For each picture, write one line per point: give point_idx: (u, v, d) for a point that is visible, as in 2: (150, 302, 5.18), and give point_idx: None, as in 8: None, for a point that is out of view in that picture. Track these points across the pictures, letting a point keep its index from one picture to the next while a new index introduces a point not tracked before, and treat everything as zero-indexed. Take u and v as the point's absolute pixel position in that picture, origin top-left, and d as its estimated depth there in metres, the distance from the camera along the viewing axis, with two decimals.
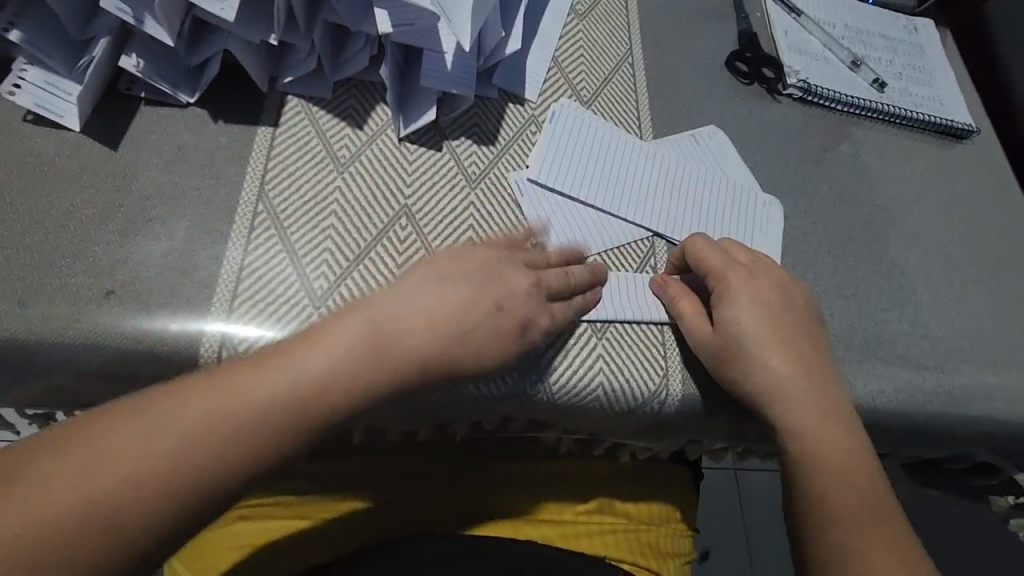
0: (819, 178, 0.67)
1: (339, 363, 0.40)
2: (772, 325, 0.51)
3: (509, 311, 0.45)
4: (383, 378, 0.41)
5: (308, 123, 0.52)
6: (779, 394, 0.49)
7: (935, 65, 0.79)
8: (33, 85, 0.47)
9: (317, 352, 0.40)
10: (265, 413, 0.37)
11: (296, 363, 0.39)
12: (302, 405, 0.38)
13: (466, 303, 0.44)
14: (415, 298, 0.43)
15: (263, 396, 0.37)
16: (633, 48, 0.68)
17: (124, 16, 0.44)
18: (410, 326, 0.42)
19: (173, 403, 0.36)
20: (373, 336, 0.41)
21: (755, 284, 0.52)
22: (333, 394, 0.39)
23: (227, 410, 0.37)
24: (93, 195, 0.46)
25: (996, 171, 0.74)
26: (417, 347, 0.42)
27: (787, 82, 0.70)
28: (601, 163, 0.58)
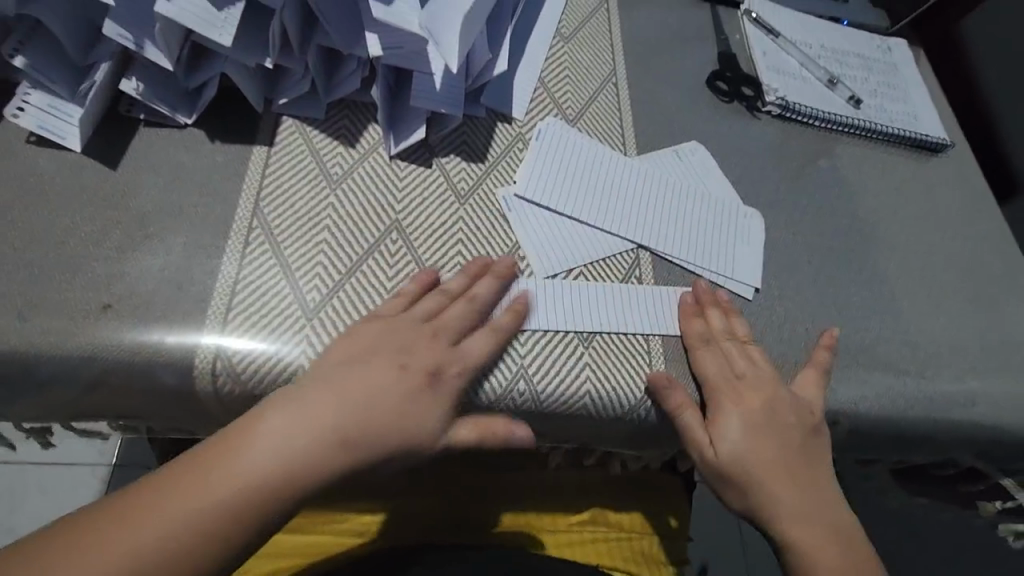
0: (799, 192, 0.69)
1: (269, 459, 0.40)
2: (755, 386, 0.54)
3: (414, 367, 0.46)
4: (321, 466, 0.41)
5: (302, 142, 0.54)
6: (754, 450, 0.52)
7: (909, 81, 0.81)
8: (36, 107, 0.48)
9: (241, 453, 0.40)
10: (195, 521, 0.38)
11: (221, 470, 0.40)
12: (234, 507, 0.39)
13: (389, 380, 0.45)
14: (333, 378, 0.44)
15: (195, 504, 0.39)
16: (616, 68, 0.70)
17: (125, 42, 0.46)
18: (333, 410, 0.43)
19: (99, 529, 0.37)
20: (300, 425, 0.42)
21: (741, 398, 0.53)
22: (264, 490, 0.40)
23: (158, 523, 0.38)
24: (93, 213, 0.48)
25: (970, 183, 0.76)
26: (343, 432, 0.42)
27: (766, 99, 0.73)
28: (587, 180, 0.60)
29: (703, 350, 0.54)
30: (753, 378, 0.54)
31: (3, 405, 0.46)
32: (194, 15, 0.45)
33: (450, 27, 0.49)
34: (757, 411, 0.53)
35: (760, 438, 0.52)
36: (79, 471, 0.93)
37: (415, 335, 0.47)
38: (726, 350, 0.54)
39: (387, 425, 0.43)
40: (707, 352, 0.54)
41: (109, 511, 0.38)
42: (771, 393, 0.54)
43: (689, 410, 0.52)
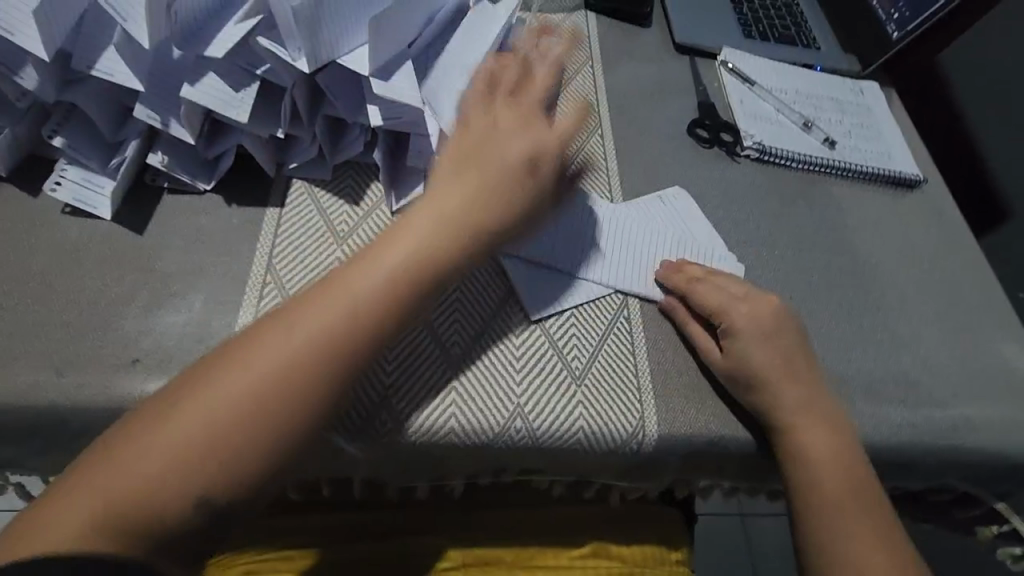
0: (780, 229, 0.73)
1: (385, 265, 0.46)
2: (746, 318, 0.59)
3: (511, 160, 0.52)
4: (440, 260, 0.48)
5: (310, 204, 0.59)
6: (727, 310, 0.59)
7: (882, 121, 0.86)
8: (72, 182, 0.54)
9: (357, 279, 0.46)
10: (313, 347, 0.43)
11: (345, 285, 0.45)
12: (349, 326, 0.44)
13: (488, 175, 0.51)
14: (452, 181, 0.51)
15: (307, 330, 0.43)
16: (602, 120, 0.75)
17: (153, 122, 0.51)
18: (446, 208, 0.50)
19: (233, 356, 0.43)
20: (419, 234, 0.48)
21: (746, 312, 0.59)
22: (386, 292, 0.46)
23: (292, 344, 0.43)
24: (123, 275, 0.52)
25: (945, 215, 0.80)
26: (458, 227, 0.49)
27: (744, 144, 0.78)
28: (570, 230, 0.64)
29: (698, 286, 0.61)
30: (752, 296, 0.61)
31: (37, 455, 0.50)
32: (216, 98, 0.50)
33: (448, 107, 0.57)
34: (761, 323, 0.59)
35: (767, 348, 0.58)
36: None
37: (505, 135, 0.53)
38: (719, 279, 0.62)
39: (495, 220, 0.51)
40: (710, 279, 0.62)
41: (241, 341, 0.43)
42: (767, 323, 0.59)
43: (696, 327, 0.60)
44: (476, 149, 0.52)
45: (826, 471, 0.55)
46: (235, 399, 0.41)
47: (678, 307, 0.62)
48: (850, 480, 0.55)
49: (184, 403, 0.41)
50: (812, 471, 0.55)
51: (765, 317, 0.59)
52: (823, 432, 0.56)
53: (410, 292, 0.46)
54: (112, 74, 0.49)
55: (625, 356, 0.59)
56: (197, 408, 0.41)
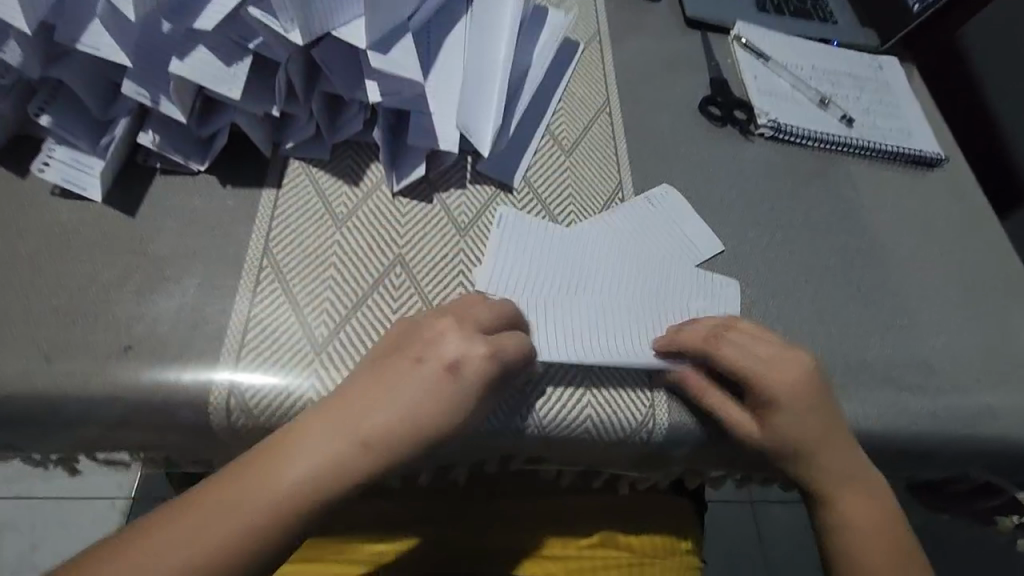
0: (795, 211, 0.70)
1: (302, 467, 0.42)
2: (782, 395, 0.51)
3: (430, 364, 0.44)
4: (357, 461, 0.42)
5: (308, 184, 0.57)
6: (761, 387, 0.51)
7: (902, 98, 0.83)
8: (60, 162, 0.52)
9: (276, 476, 0.41)
10: (236, 541, 0.40)
11: (265, 479, 0.41)
12: (271, 522, 0.41)
13: (413, 388, 0.44)
14: (373, 385, 0.44)
15: (231, 519, 0.40)
16: (611, 98, 0.72)
17: (142, 99, 0.49)
18: (366, 409, 0.43)
19: (170, 526, 0.40)
20: (334, 439, 0.43)
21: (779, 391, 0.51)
22: (301, 497, 0.41)
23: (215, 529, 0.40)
24: (114, 259, 0.50)
25: (967, 196, 0.77)
26: (375, 437, 0.43)
27: (758, 122, 0.75)
28: (553, 265, 0.59)
29: (721, 355, 0.52)
30: (784, 364, 0.52)
31: (30, 445, 0.49)
32: (207, 73, 0.48)
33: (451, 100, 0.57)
34: (799, 399, 0.51)
35: (806, 428, 0.51)
36: (99, 505, 0.95)
37: (433, 333, 0.46)
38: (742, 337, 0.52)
39: (422, 425, 0.43)
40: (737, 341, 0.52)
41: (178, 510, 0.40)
42: (803, 396, 0.51)
43: (727, 409, 0.52)
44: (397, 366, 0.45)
45: (864, 534, 0.53)
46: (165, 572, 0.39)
47: (695, 379, 0.53)
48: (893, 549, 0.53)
49: (200, 518, 0.40)
50: (857, 541, 0.53)
51: (798, 393, 0.51)
52: (868, 508, 0.53)
53: (324, 497, 0.42)
54: (99, 49, 0.48)
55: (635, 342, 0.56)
56: (132, 572, 0.38)
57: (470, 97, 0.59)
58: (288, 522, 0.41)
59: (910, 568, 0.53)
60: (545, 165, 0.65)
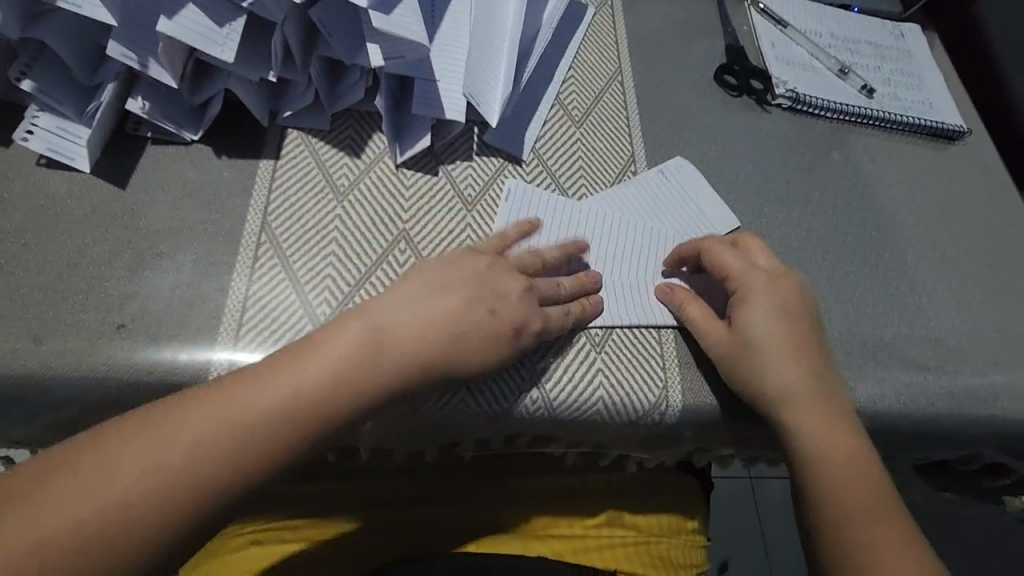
0: (811, 185, 0.68)
1: (324, 368, 0.40)
2: (767, 296, 0.53)
3: (503, 315, 0.46)
4: (384, 368, 0.42)
5: (307, 155, 0.54)
6: (744, 278, 0.53)
7: (924, 68, 0.79)
8: (45, 130, 0.48)
9: (300, 374, 0.40)
10: (248, 448, 0.38)
11: (287, 377, 0.40)
12: (284, 423, 0.39)
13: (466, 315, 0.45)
14: (410, 301, 0.45)
15: (247, 411, 0.38)
16: (622, 66, 0.69)
17: (130, 62, 0.46)
18: (394, 317, 0.44)
19: (195, 422, 0.38)
20: (364, 343, 0.42)
21: (757, 295, 0.53)
22: (321, 401, 0.40)
23: (225, 424, 0.38)
24: (104, 234, 0.48)
25: (989, 170, 0.74)
26: (405, 348, 0.43)
27: (775, 92, 0.71)
28: (562, 236, 0.56)
29: (715, 253, 0.55)
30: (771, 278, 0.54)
31: (21, 427, 0.47)
32: (198, 33, 0.45)
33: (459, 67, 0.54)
34: (784, 301, 0.53)
35: (778, 345, 0.51)
36: None
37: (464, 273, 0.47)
38: (724, 256, 0.55)
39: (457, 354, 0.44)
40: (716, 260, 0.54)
41: (183, 403, 0.38)
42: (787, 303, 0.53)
43: (697, 311, 0.53)
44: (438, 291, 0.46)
45: (852, 491, 0.49)
46: (172, 460, 0.36)
47: (676, 289, 0.55)
48: (868, 493, 0.49)
49: (207, 419, 0.38)
50: (827, 481, 0.49)
51: (774, 304, 0.52)
52: (836, 441, 0.50)
53: (342, 403, 0.40)
54: (81, 6, 0.44)
55: (648, 325, 0.54)
56: (150, 462, 0.36)
57: (476, 64, 0.55)
58: (306, 429, 0.39)
59: (904, 533, 0.48)
60: (555, 136, 0.62)
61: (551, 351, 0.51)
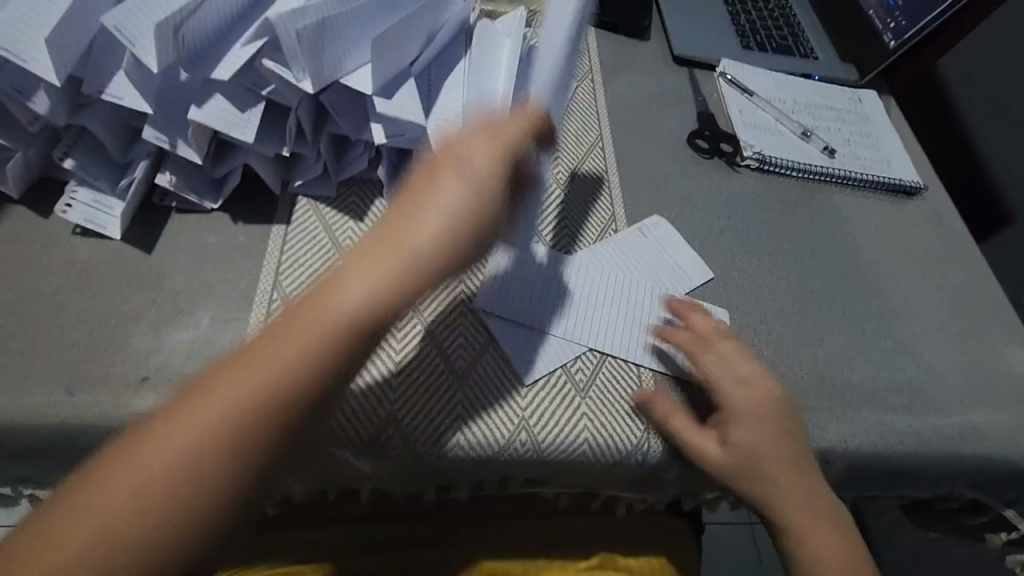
0: (780, 239, 0.73)
1: (225, 401, 0.37)
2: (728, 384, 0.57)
3: (398, 240, 0.42)
4: (299, 390, 0.38)
5: (316, 220, 0.60)
6: (723, 384, 0.57)
7: (881, 129, 0.87)
8: (82, 203, 0.54)
9: (181, 421, 0.37)
10: (201, 462, 0.36)
11: (183, 419, 0.37)
12: (192, 471, 0.36)
13: (340, 305, 0.40)
14: (326, 284, 0.41)
15: (172, 452, 0.36)
16: (603, 132, 0.76)
17: (161, 143, 0.52)
18: (293, 332, 0.39)
19: (140, 451, 0.36)
20: (223, 380, 0.38)
21: (740, 394, 0.56)
22: (207, 445, 0.36)
23: (131, 489, 0.35)
24: (132, 294, 0.53)
25: (946, 221, 0.80)
26: (320, 330, 0.39)
27: (744, 154, 0.78)
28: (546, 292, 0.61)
29: (699, 351, 0.58)
30: (753, 377, 0.57)
31: (47, 472, 0.50)
32: (221, 118, 0.51)
33: None
34: (761, 404, 0.56)
35: (769, 438, 0.55)
36: None
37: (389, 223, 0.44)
38: (726, 352, 0.58)
39: (385, 299, 0.41)
40: (711, 350, 0.58)
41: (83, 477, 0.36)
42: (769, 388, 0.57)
43: (682, 415, 0.55)
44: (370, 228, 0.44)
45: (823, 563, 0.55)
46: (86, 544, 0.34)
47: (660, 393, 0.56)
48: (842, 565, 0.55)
49: (146, 449, 0.36)
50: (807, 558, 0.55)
51: (754, 404, 0.56)
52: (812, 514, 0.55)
53: (280, 401, 0.38)
54: (122, 98, 0.50)
55: (625, 373, 0.58)
56: (113, 505, 0.35)
57: None
58: (199, 480, 0.36)
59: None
60: (542, 197, 0.68)
61: (538, 397, 0.55)
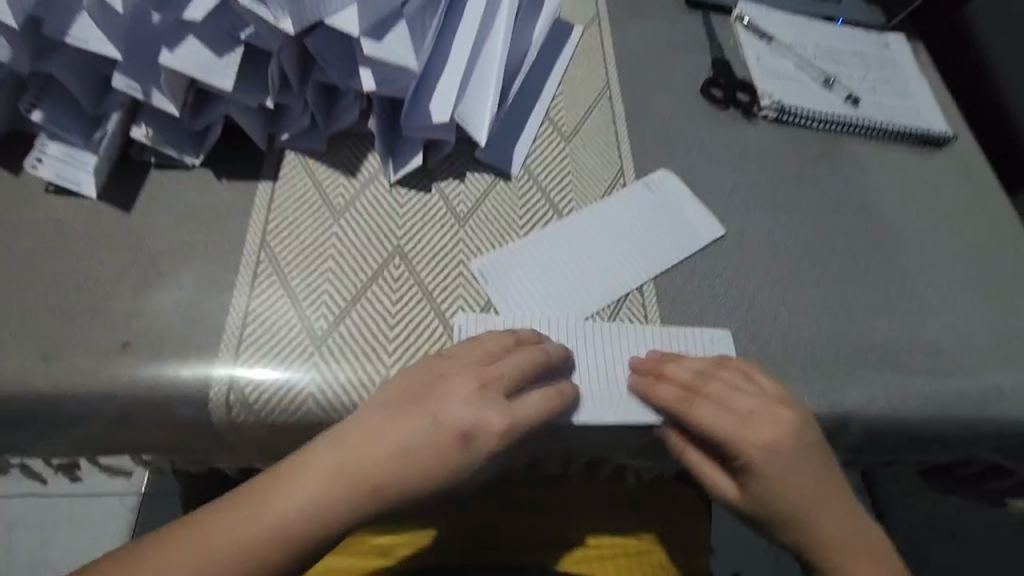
0: (799, 194, 0.69)
1: (303, 504, 0.41)
2: (736, 437, 0.49)
3: (447, 424, 0.44)
4: (349, 497, 0.42)
5: (305, 176, 0.56)
6: (734, 437, 0.49)
7: (908, 76, 0.81)
8: (54, 158, 0.51)
9: (230, 518, 0.41)
10: (236, 565, 0.40)
11: (263, 511, 0.41)
12: (256, 559, 0.40)
13: (380, 465, 0.43)
14: (375, 422, 0.44)
15: (219, 543, 0.40)
16: (611, 82, 0.71)
17: (134, 92, 0.48)
18: (372, 441, 0.43)
19: (193, 542, 0.40)
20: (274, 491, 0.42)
21: (753, 440, 0.48)
22: (252, 551, 0.40)
23: (205, 557, 0.40)
24: (110, 256, 0.50)
25: (976, 174, 0.75)
26: (365, 475, 0.42)
27: (761, 104, 0.73)
28: (547, 261, 0.58)
29: (695, 405, 0.50)
30: (758, 414, 0.49)
31: (30, 442, 0.48)
32: (197, 64, 0.47)
33: (449, 87, 0.56)
34: (778, 444, 0.48)
35: (792, 477, 0.48)
36: (110, 502, 0.93)
37: (445, 395, 0.45)
38: (722, 390, 0.50)
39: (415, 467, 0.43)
40: (704, 402, 0.50)
41: (178, 531, 0.41)
42: (780, 419, 0.49)
43: (699, 453, 0.51)
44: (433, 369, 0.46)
45: None
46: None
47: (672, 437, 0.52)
48: None
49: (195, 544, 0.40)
50: None
51: (772, 440, 0.48)
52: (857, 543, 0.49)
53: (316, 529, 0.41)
54: (87, 42, 0.47)
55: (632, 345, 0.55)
56: None
57: (465, 85, 0.58)
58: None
59: None
60: (545, 151, 0.64)
61: None
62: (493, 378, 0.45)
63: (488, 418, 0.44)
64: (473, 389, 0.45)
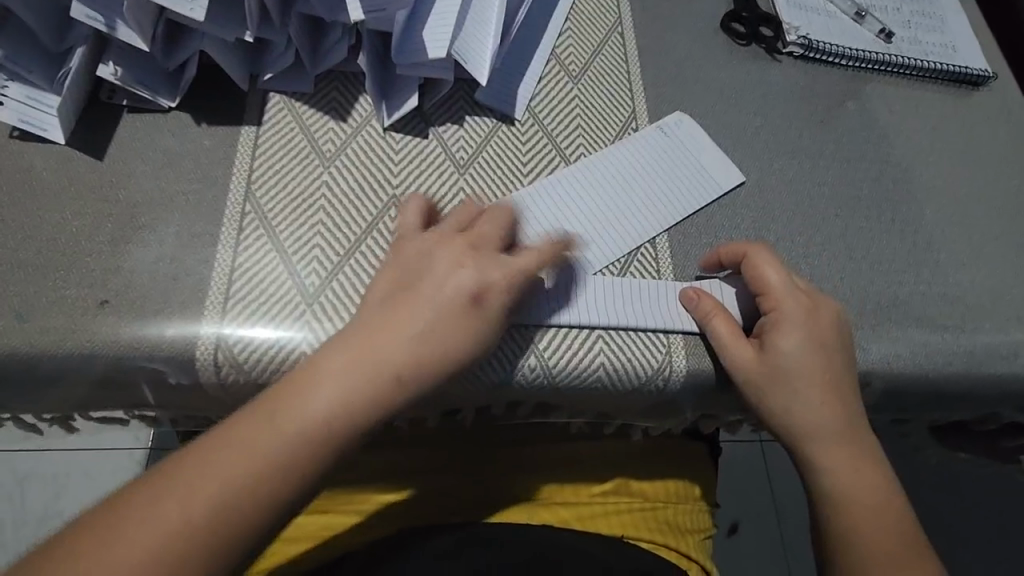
0: (825, 138, 0.64)
1: (326, 404, 0.39)
2: (780, 299, 0.50)
3: (450, 288, 0.43)
4: (367, 395, 0.39)
5: (291, 120, 0.52)
6: (775, 299, 0.50)
7: (946, 9, 0.74)
8: (17, 101, 0.47)
9: (233, 447, 0.37)
10: (257, 488, 0.36)
11: (285, 419, 0.38)
12: (291, 467, 0.37)
13: (394, 354, 0.40)
14: (378, 316, 0.42)
15: (228, 475, 0.36)
16: (622, 16, 0.65)
17: (96, 24, 0.44)
18: (381, 336, 0.41)
19: (193, 479, 0.36)
20: (280, 409, 0.38)
21: (802, 311, 0.49)
22: (270, 471, 0.37)
23: (213, 492, 0.36)
24: (84, 207, 0.47)
25: (1015, 116, 0.70)
26: (378, 364, 0.40)
27: (786, 39, 0.67)
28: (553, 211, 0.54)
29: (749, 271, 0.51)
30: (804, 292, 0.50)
31: (12, 403, 0.46)
32: None
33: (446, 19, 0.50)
34: (817, 320, 0.49)
35: (817, 356, 0.48)
36: (117, 456, 0.92)
37: (446, 264, 0.44)
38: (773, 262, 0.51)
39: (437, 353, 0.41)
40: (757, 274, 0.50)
41: (184, 459, 0.37)
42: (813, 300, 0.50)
43: (722, 322, 0.49)
44: (430, 242, 0.45)
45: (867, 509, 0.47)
46: (159, 541, 0.34)
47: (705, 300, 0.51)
48: (884, 522, 0.47)
49: (196, 478, 0.36)
50: (849, 519, 0.47)
51: (802, 315, 0.49)
52: (862, 469, 0.48)
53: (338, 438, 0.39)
54: None
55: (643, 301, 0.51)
56: (150, 534, 0.34)
57: (464, 18, 0.53)
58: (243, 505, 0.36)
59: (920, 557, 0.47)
60: (551, 92, 0.59)
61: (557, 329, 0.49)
62: (479, 238, 0.45)
63: (502, 278, 0.44)
64: (487, 258, 0.44)
